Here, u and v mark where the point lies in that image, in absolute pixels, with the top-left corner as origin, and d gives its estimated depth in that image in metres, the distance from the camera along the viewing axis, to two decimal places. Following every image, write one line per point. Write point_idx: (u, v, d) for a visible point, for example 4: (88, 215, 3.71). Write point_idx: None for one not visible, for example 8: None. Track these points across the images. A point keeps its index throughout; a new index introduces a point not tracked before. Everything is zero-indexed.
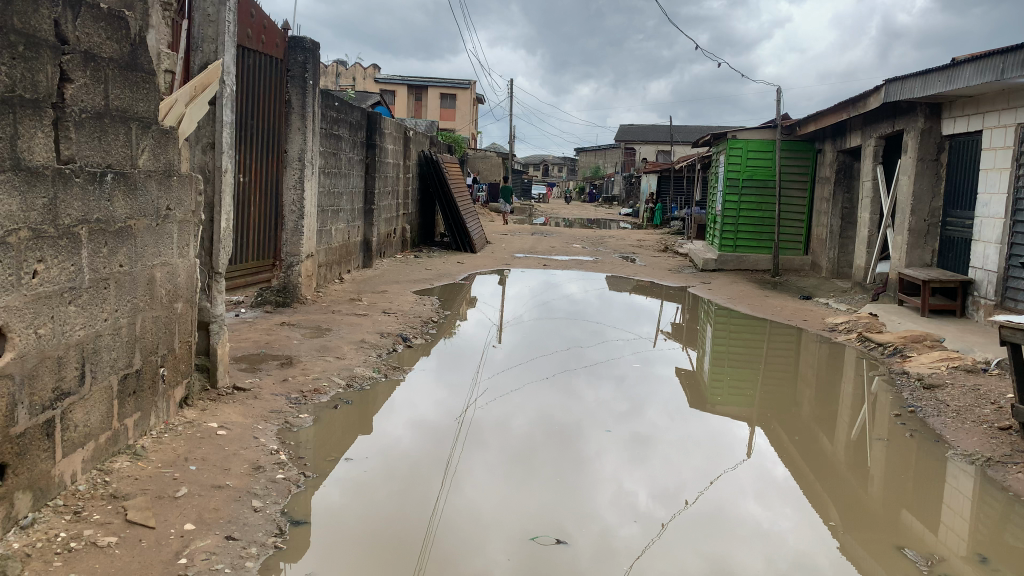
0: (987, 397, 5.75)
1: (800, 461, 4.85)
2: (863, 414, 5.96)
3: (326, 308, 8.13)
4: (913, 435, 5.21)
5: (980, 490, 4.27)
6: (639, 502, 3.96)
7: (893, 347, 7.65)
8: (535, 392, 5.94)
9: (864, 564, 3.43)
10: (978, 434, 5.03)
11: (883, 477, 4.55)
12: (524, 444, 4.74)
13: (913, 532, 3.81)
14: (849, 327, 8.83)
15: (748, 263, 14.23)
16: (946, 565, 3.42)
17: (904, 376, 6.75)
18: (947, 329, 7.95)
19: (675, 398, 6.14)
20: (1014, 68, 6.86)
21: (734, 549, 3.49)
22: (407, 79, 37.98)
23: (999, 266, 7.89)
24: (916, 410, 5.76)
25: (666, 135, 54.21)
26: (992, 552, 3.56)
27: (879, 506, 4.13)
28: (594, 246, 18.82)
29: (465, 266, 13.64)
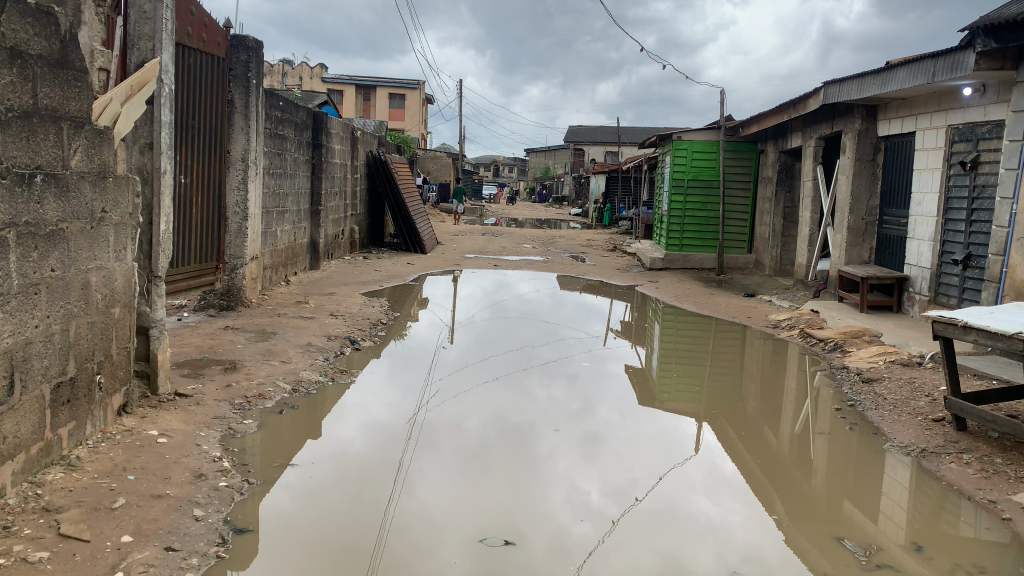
0: (922, 390, 5.94)
1: (748, 456, 4.94)
2: (807, 409, 6.09)
3: (271, 311, 8.01)
4: (854, 429, 5.34)
5: (918, 480, 4.40)
6: (591, 500, 3.98)
7: (834, 343, 7.86)
8: (487, 392, 5.93)
9: (809, 555, 3.51)
10: (914, 426, 5.19)
11: (827, 469, 4.66)
12: (478, 444, 4.73)
13: (855, 522, 3.91)
14: (791, 324, 9.03)
15: (695, 262, 14.42)
16: (884, 554, 3.50)
17: (844, 371, 6.93)
18: (884, 324, 8.20)
19: (626, 396, 6.19)
20: (943, 71, 7.11)
21: (684, 544, 3.53)
22: (354, 79, 37.56)
23: (933, 263, 8.16)
24: (855, 404, 5.92)
25: (614, 136, 54.70)
26: (929, 539, 3.68)
27: (823, 498, 4.22)
28: (545, 245, 18.87)
29: (415, 267, 13.55)
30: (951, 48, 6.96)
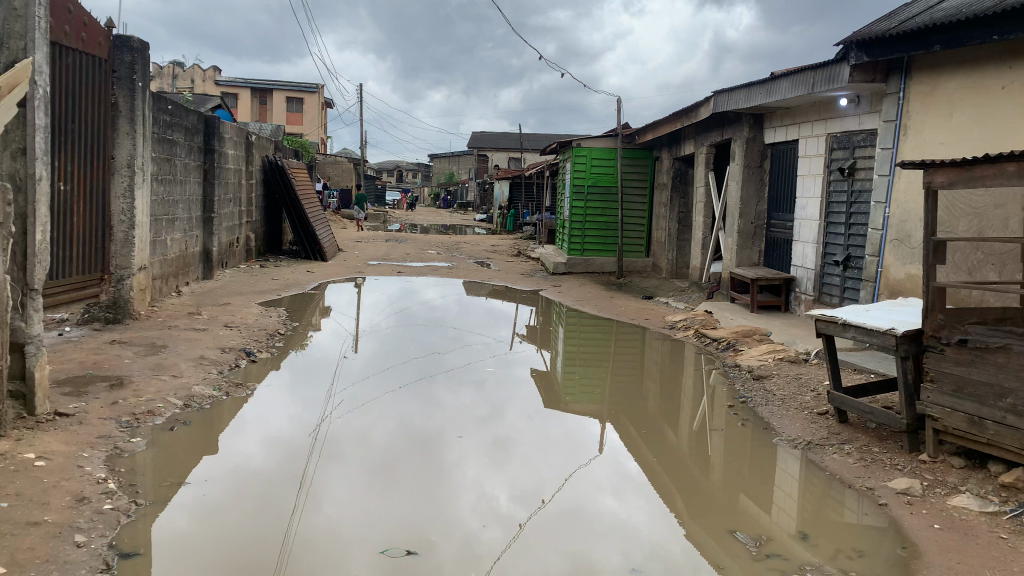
0: (808, 385, 6.25)
1: (650, 455, 5.06)
2: (704, 406, 6.30)
3: (161, 324, 7.68)
4: (749, 424, 5.56)
5: (808, 471, 4.61)
6: (500, 505, 3.98)
7: (727, 342, 8.16)
8: (393, 401, 5.87)
9: (708, 548, 3.62)
10: (801, 419, 5.46)
11: (724, 464, 4.83)
12: (384, 454, 4.67)
13: (750, 515, 4.06)
14: (687, 324, 9.33)
15: (596, 266, 14.70)
16: (774, 542, 3.66)
17: (736, 369, 7.22)
18: (773, 323, 8.58)
19: (532, 399, 6.24)
20: (822, 83, 7.52)
21: (592, 544, 3.59)
22: (250, 83, 36.51)
23: (817, 264, 8.61)
24: (747, 400, 6.17)
25: (516, 142, 55.17)
26: (816, 525, 3.86)
27: (720, 493, 4.37)
28: (449, 251, 18.85)
29: (316, 275, 13.27)
30: (828, 61, 7.36)
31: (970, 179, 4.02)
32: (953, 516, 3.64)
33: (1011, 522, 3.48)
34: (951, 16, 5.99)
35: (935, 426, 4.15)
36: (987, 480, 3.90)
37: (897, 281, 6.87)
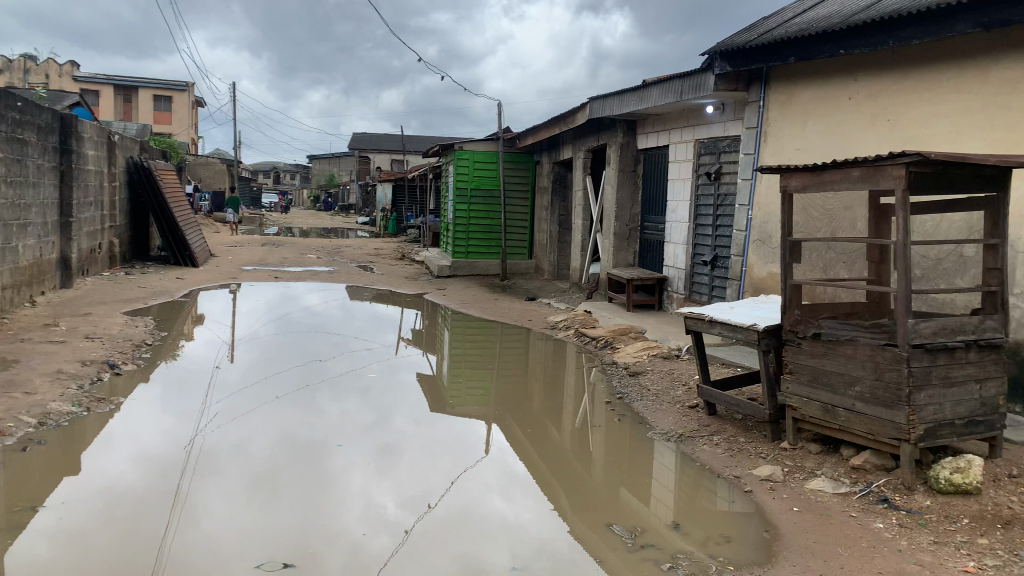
0: (680, 380, 6.52)
1: (535, 454, 5.13)
2: (585, 404, 6.45)
3: (12, 338, 7.13)
4: (628, 420, 5.74)
5: (684, 462, 4.80)
6: (387, 512, 3.94)
7: (605, 340, 8.39)
8: (273, 411, 5.69)
9: (593, 542, 3.71)
10: (674, 413, 5.68)
11: (605, 460, 4.96)
12: (266, 466, 4.52)
13: (630, 508, 4.18)
14: (567, 325, 9.52)
15: (480, 268, 14.74)
16: (655, 533, 3.79)
17: (614, 366, 7.43)
18: (648, 321, 8.89)
19: (418, 404, 6.20)
20: (689, 91, 7.86)
21: (481, 546, 3.60)
22: (112, 79, 34.50)
23: (687, 265, 8.99)
24: (624, 396, 6.37)
25: (397, 144, 54.69)
26: (692, 514, 4.03)
27: (603, 488, 4.48)
28: (330, 256, 18.46)
29: (187, 282, 12.68)
30: (694, 70, 7.72)
31: (820, 183, 4.32)
32: (810, 498, 3.88)
33: (860, 501, 3.75)
34: (803, 31, 6.41)
35: (795, 415, 4.42)
36: (840, 463, 4.19)
37: (760, 279, 7.27)
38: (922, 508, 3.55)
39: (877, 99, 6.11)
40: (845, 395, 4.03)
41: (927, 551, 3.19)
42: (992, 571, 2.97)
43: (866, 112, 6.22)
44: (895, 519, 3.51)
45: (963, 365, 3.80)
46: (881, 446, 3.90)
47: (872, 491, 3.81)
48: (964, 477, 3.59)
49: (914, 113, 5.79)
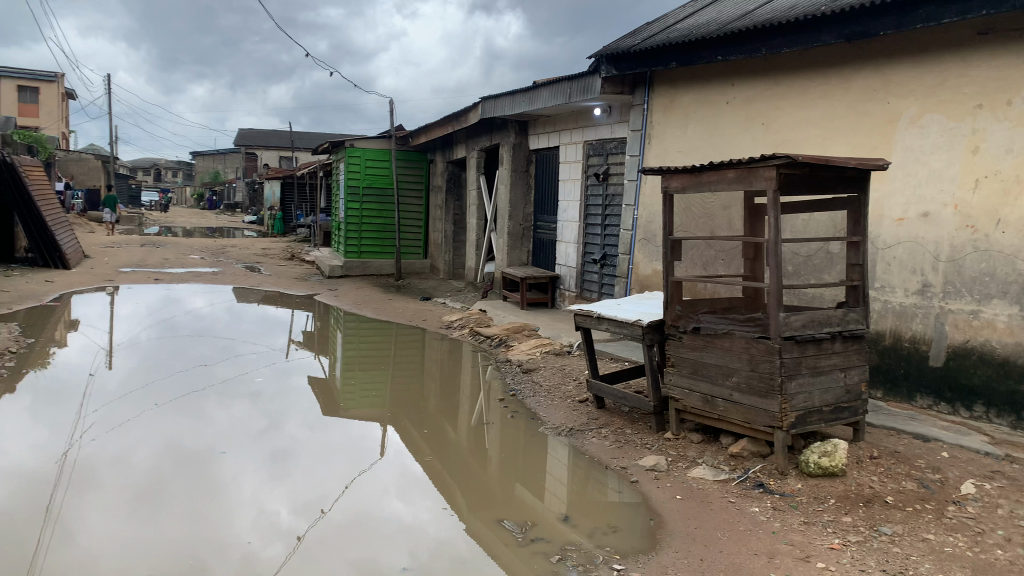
0: (571, 375, 6.66)
1: (430, 454, 5.11)
2: (481, 401, 6.48)
3: None
4: (522, 416, 5.80)
5: (577, 455, 4.90)
6: (280, 519, 3.84)
7: (499, 338, 8.46)
8: (156, 419, 5.43)
9: (489, 539, 3.73)
10: (565, 408, 5.80)
11: (501, 458, 5.00)
12: (149, 476, 4.31)
13: (526, 503, 4.23)
14: (462, 323, 9.54)
15: (374, 268, 14.54)
16: (550, 526, 3.85)
17: (508, 364, 7.50)
18: (541, 319, 9.02)
19: (310, 408, 6.06)
20: (577, 93, 8.02)
21: (378, 549, 3.56)
22: None
23: (578, 263, 9.18)
24: (517, 393, 6.45)
25: (287, 141, 53.25)
26: (586, 506, 4.12)
27: (498, 485, 4.52)
28: (216, 256, 17.79)
29: (58, 285, 11.92)
30: (582, 73, 7.88)
31: (699, 184, 4.50)
32: (692, 485, 4.04)
33: (737, 487, 3.94)
34: (684, 36, 6.64)
35: (678, 406, 4.59)
36: (720, 451, 4.39)
37: (647, 276, 7.50)
38: (793, 491, 3.77)
39: (753, 105, 6.41)
40: (724, 386, 4.22)
41: (797, 531, 3.38)
42: (854, 547, 3.18)
43: (742, 116, 6.53)
44: (769, 502, 3.71)
45: (829, 355, 4.05)
46: (757, 434, 4.11)
47: (748, 477, 4.00)
48: (830, 460, 3.83)
49: (786, 118, 6.12)
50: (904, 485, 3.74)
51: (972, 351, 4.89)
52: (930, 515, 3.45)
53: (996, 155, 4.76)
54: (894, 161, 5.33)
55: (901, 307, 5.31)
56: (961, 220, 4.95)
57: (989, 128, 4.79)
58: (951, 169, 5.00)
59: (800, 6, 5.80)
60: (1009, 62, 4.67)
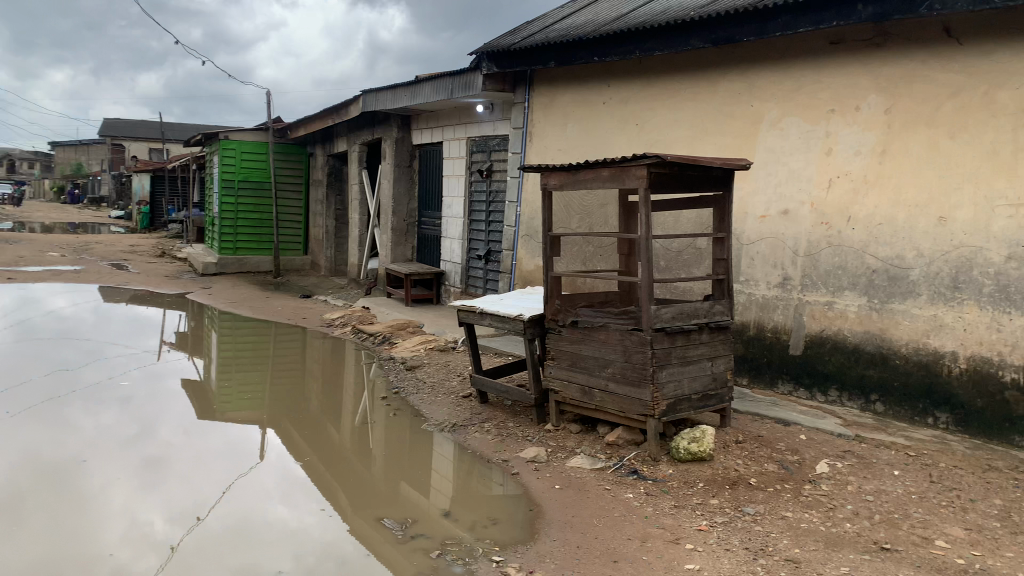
0: (455, 371, 6.67)
1: (313, 456, 4.99)
2: (365, 400, 6.39)
3: None
4: (407, 414, 5.76)
5: (462, 450, 4.90)
6: (154, 530, 3.65)
7: (382, 336, 8.36)
8: (13, 429, 5.05)
9: (375, 538, 3.68)
10: (449, 404, 5.80)
11: (386, 457, 4.94)
12: (5, 491, 4.01)
13: (412, 501, 4.20)
14: (344, 321, 9.38)
15: (250, 265, 14.04)
16: (436, 522, 3.84)
17: (391, 361, 7.43)
18: (425, 315, 8.99)
19: (185, 412, 5.80)
20: (459, 89, 8.03)
21: (260, 554, 3.46)
22: None
23: (463, 259, 9.21)
24: (401, 390, 6.40)
25: (157, 133, 50.63)
26: (471, 500, 4.13)
27: (383, 484, 4.46)
28: (78, 253, 16.71)
29: None
30: (463, 69, 7.90)
31: (577, 181, 4.60)
32: (570, 475, 4.14)
33: (613, 474, 4.07)
34: (561, 36, 6.76)
35: (557, 398, 4.69)
36: (597, 440, 4.51)
37: (529, 272, 7.61)
38: (665, 476, 3.93)
39: (628, 105, 6.61)
40: (601, 377, 4.34)
41: (668, 515, 3.53)
42: (720, 527, 3.36)
43: (618, 116, 6.72)
44: (643, 487, 3.85)
45: (698, 345, 4.25)
46: (631, 422, 4.25)
47: (623, 464, 4.14)
48: (699, 445, 4.01)
49: (659, 119, 6.35)
50: (765, 466, 3.98)
51: (827, 339, 5.24)
52: (788, 493, 3.68)
53: (847, 158, 5.12)
54: (757, 161, 5.63)
55: (765, 299, 5.62)
56: (816, 218, 5.29)
57: (840, 132, 5.15)
58: (807, 170, 5.34)
59: (670, 11, 6.03)
60: (857, 71, 5.03)
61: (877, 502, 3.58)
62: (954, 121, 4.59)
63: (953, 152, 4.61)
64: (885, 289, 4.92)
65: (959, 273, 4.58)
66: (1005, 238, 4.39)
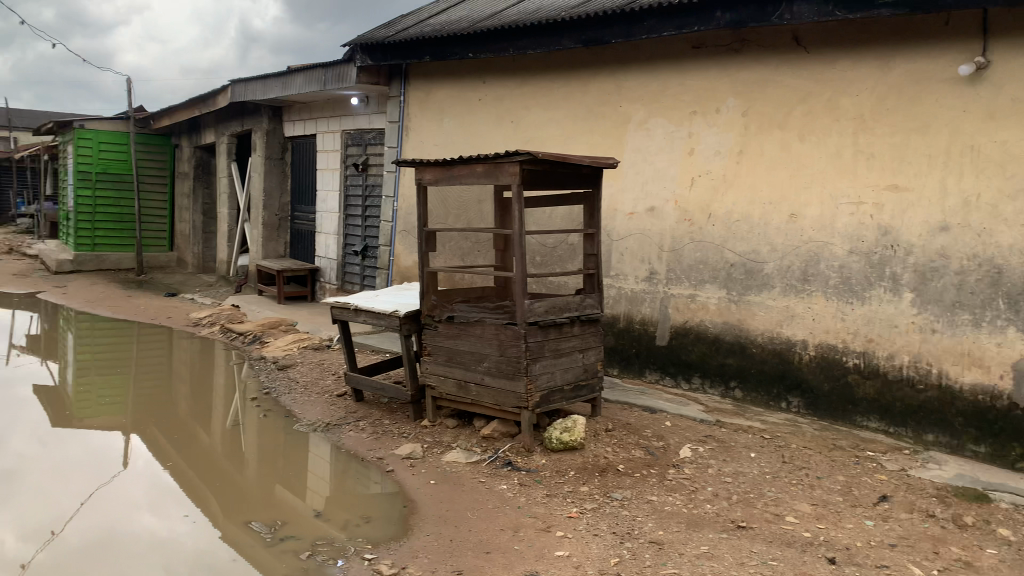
0: (330, 370, 6.54)
1: (180, 462, 4.76)
2: (236, 402, 6.15)
3: None
4: (280, 415, 5.59)
5: (338, 449, 4.81)
6: (4, 548, 3.39)
7: (253, 335, 8.08)
8: None
9: (248, 542, 3.55)
10: (323, 403, 5.68)
11: (259, 460, 4.78)
12: None
13: (286, 503, 4.08)
14: (213, 320, 9.00)
15: (111, 263, 13.11)
16: (312, 523, 3.74)
17: (262, 361, 7.19)
18: (299, 313, 8.76)
19: (37, 421, 5.40)
20: (332, 81, 7.88)
21: (123, 567, 3.27)
22: None
23: (338, 255, 9.03)
24: (273, 391, 6.20)
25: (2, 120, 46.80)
26: (349, 499, 4.05)
27: (257, 488, 4.31)
28: None
29: None
30: (336, 60, 7.75)
31: (451, 177, 4.60)
32: (445, 470, 4.15)
33: (488, 467, 4.11)
34: (436, 31, 6.74)
35: (433, 393, 4.69)
36: (472, 435, 4.55)
37: (406, 268, 7.56)
38: (538, 466, 4.01)
39: (503, 102, 6.68)
40: (476, 371, 4.37)
41: (540, 504, 3.61)
42: (589, 514, 3.46)
43: (493, 112, 6.77)
44: (516, 479, 3.91)
45: (569, 338, 4.35)
46: (506, 415, 4.31)
47: (498, 457, 4.19)
48: (571, 435, 4.11)
49: (533, 116, 6.45)
50: (633, 453, 4.13)
51: (691, 330, 5.49)
52: (654, 478, 3.84)
53: (708, 157, 5.37)
54: (625, 159, 5.83)
55: (633, 293, 5.82)
56: (681, 214, 5.53)
57: (702, 133, 5.40)
58: (672, 168, 5.57)
59: (543, 11, 6.13)
60: (717, 74, 5.29)
61: (734, 483, 3.80)
62: (804, 124, 4.91)
63: (803, 153, 4.93)
64: (743, 282, 5.20)
65: (808, 267, 4.91)
66: (848, 234, 4.75)
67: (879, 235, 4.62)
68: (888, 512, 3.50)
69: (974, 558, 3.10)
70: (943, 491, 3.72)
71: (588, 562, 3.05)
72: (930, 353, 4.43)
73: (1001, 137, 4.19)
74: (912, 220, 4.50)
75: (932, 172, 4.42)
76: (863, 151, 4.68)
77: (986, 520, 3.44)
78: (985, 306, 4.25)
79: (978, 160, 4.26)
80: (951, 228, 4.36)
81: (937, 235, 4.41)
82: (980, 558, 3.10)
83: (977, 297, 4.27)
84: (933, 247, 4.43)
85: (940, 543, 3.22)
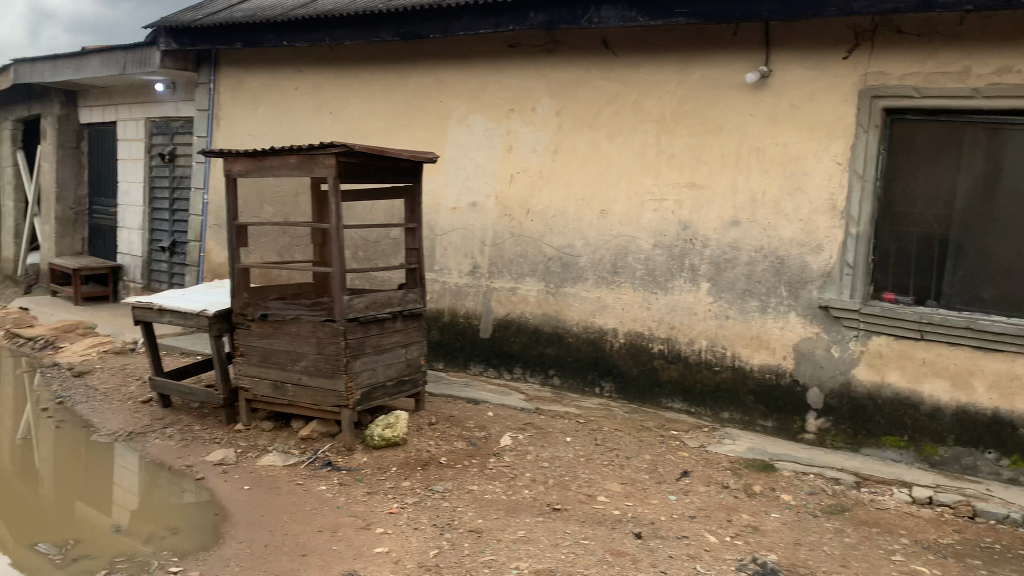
0: (134, 375, 6.09)
1: None
2: (26, 414, 5.58)
3: None
4: (78, 426, 5.13)
5: (145, 458, 4.48)
6: None
7: (44, 340, 7.36)
8: None
9: (40, 565, 3.23)
10: (126, 411, 5.28)
11: (54, 477, 4.36)
12: None
13: (87, 520, 3.75)
14: None
15: None
16: (116, 540, 3.47)
17: (55, 368, 6.57)
18: (99, 315, 8.09)
19: None
20: (133, 65, 7.34)
21: None
22: None
23: (144, 251, 8.43)
24: (69, 400, 5.68)
25: None
26: (159, 511, 3.80)
27: (52, 507, 3.94)
28: None
29: None
30: (137, 43, 7.23)
31: (263, 169, 4.42)
32: (261, 474, 4.00)
33: (306, 468, 4.01)
34: (247, 17, 6.45)
35: (248, 396, 4.50)
36: (291, 436, 4.41)
37: (219, 265, 7.19)
38: (359, 464, 3.95)
39: (321, 93, 6.51)
40: (293, 371, 4.24)
41: (361, 502, 3.56)
42: (410, 509, 3.46)
43: (310, 104, 6.58)
44: (336, 479, 3.84)
45: (391, 333, 4.32)
46: (326, 415, 4.22)
47: (317, 458, 4.09)
48: (393, 431, 4.09)
49: (352, 109, 6.33)
50: (454, 445, 4.17)
51: (512, 322, 5.62)
52: (474, 468, 3.91)
53: (525, 154, 5.52)
54: (446, 155, 5.86)
55: (456, 287, 5.87)
56: (500, 210, 5.65)
57: (519, 130, 5.54)
58: (491, 164, 5.68)
59: (360, 2, 6.03)
60: (532, 73, 5.45)
61: (552, 468, 3.94)
62: (612, 124, 5.17)
63: (611, 152, 5.18)
64: (559, 275, 5.40)
65: (618, 260, 5.18)
66: (653, 228, 5.05)
67: (680, 229, 4.95)
68: (689, 486, 3.77)
69: (761, 523, 3.41)
70: (736, 463, 4.07)
71: (408, 556, 3.05)
72: (725, 338, 4.82)
73: (781, 140, 4.61)
74: (708, 216, 4.86)
75: (725, 172, 4.80)
76: (665, 151, 4.99)
77: (771, 487, 3.80)
78: (770, 293, 4.67)
79: (763, 161, 4.67)
80: (742, 222, 4.76)
81: (730, 230, 4.80)
82: (766, 522, 3.42)
83: (764, 285, 4.70)
84: (726, 241, 4.81)
85: (733, 511, 3.52)
